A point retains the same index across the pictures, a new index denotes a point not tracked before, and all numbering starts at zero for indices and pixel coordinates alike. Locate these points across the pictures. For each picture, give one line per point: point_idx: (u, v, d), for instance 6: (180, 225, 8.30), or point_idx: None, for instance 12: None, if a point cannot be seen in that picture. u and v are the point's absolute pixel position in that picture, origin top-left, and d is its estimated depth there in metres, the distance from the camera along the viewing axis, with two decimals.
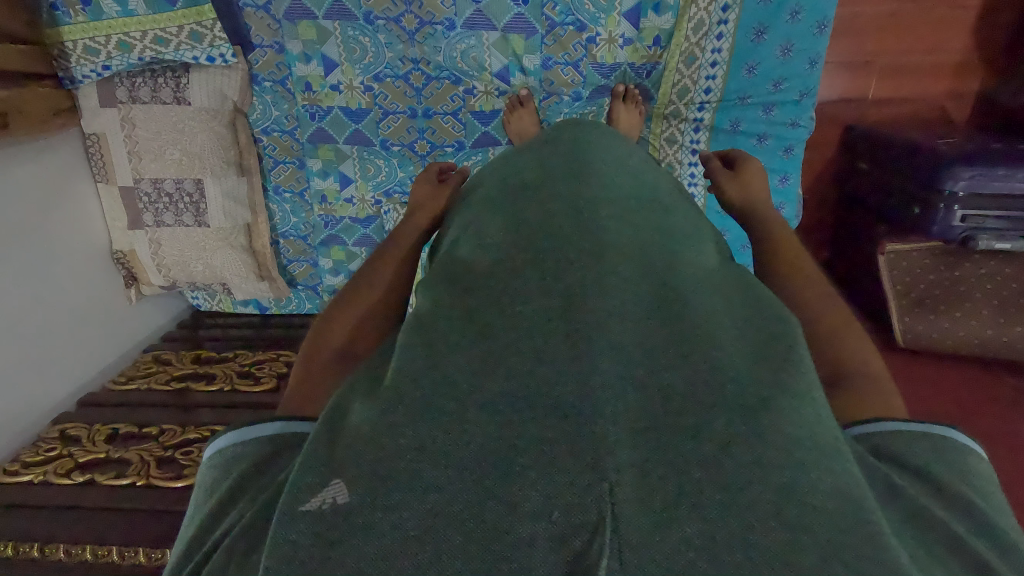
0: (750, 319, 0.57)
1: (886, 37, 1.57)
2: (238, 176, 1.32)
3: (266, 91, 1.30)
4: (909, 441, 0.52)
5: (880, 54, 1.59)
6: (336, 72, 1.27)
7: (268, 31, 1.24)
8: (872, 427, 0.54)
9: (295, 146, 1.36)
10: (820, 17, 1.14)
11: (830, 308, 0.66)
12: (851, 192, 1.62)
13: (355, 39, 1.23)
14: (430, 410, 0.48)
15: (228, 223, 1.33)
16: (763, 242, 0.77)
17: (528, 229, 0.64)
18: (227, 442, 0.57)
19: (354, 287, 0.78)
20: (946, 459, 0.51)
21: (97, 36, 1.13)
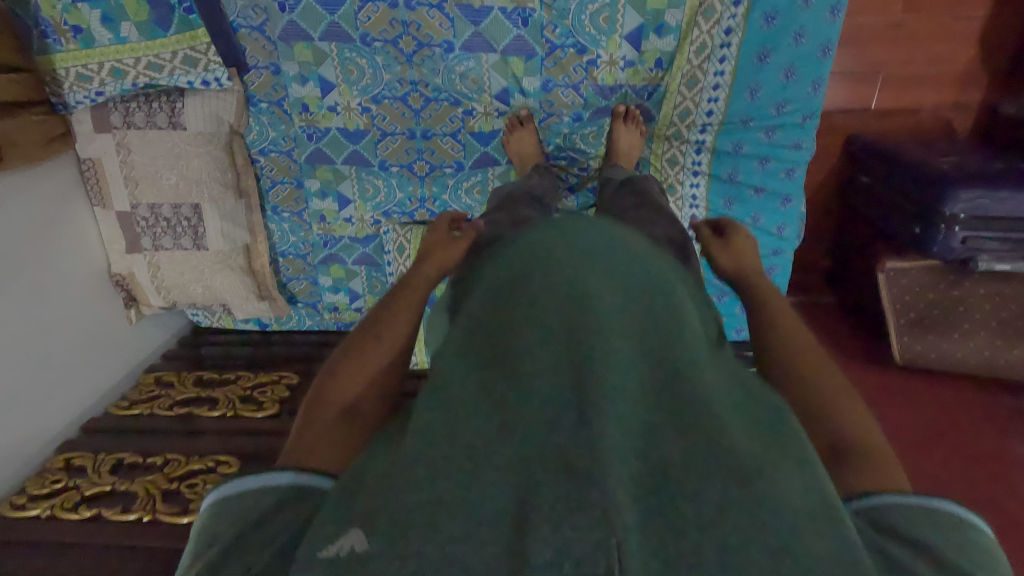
0: (748, 395, 0.58)
1: (890, 47, 1.55)
2: (235, 198, 1.31)
3: (262, 111, 1.28)
4: (905, 515, 0.53)
5: (884, 65, 1.57)
6: (333, 94, 1.25)
7: (263, 52, 1.22)
8: (870, 502, 0.55)
9: (293, 167, 1.35)
10: (824, 40, 1.13)
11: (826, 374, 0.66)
12: (853, 204, 1.61)
13: (351, 60, 1.21)
14: (435, 489, 0.48)
15: (227, 245, 1.33)
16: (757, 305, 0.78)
17: (530, 294, 0.62)
18: (230, 489, 0.57)
19: (361, 333, 0.78)
20: (942, 532, 0.51)
21: (89, 63, 1.10)
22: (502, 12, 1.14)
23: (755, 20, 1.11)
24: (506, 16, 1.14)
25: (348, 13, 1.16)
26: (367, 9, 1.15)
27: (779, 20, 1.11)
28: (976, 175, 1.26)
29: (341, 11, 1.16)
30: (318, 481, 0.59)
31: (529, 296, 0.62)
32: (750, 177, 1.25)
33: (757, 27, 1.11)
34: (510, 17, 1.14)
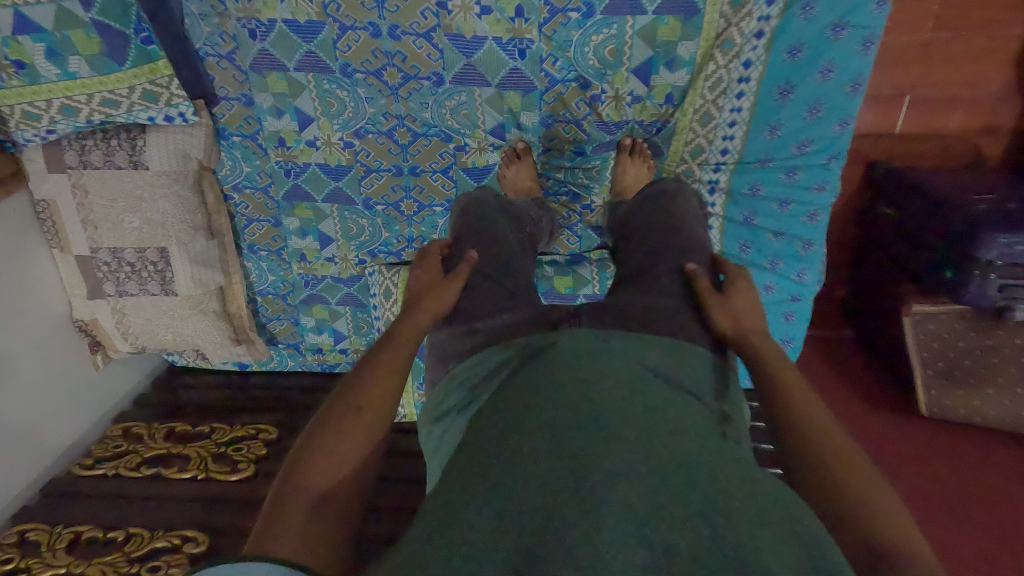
0: (777, 501, 0.49)
1: (917, 68, 1.43)
2: (206, 239, 1.20)
3: (235, 145, 1.18)
4: None
5: (910, 87, 1.45)
6: (312, 127, 1.14)
7: (234, 82, 1.11)
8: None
9: (270, 204, 1.24)
10: (854, 75, 1.00)
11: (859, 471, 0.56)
12: (875, 237, 1.50)
13: (332, 92, 1.11)
14: None
15: (198, 289, 1.22)
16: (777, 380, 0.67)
17: (525, 420, 0.57)
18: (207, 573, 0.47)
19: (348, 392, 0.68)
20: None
21: (36, 101, 0.96)
22: (496, 42, 1.03)
23: (777, 52, 1.00)
24: (501, 47, 1.03)
25: (326, 41, 1.05)
26: (347, 37, 1.04)
27: (805, 53, 0.99)
28: (1015, 217, 1.15)
29: (318, 39, 1.05)
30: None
31: (522, 427, 0.57)
32: (768, 221, 1.13)
33: (779, 60, 1.00)
34: (505, 48, 1.03)
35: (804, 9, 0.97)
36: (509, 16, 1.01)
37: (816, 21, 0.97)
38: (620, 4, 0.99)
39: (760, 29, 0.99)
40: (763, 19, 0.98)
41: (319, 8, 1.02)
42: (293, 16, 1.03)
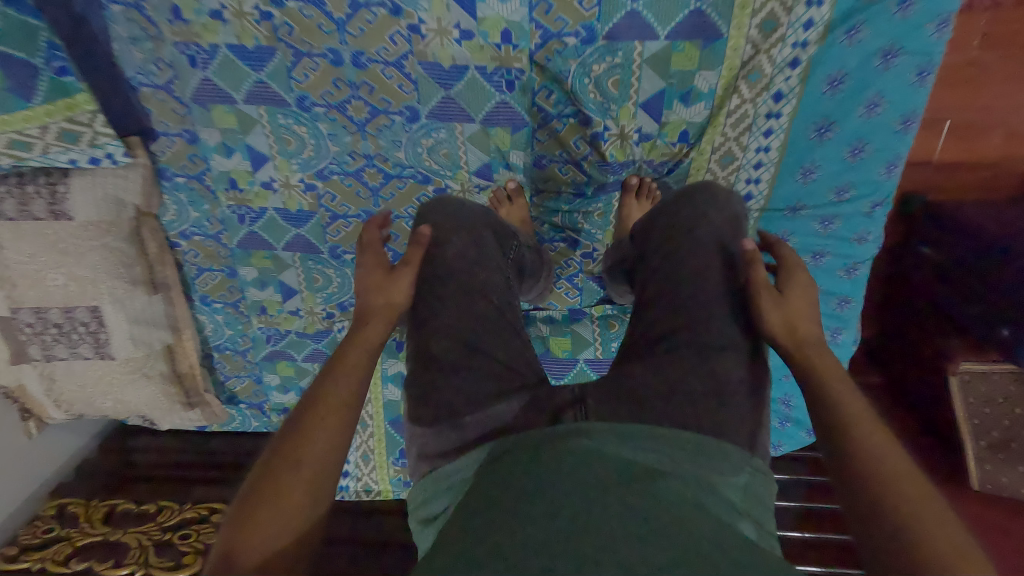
0: None
1: (959, 91, 1.27)
2: (147, 294, 1.04)
3: (179, 188, 1.02)
4: None
5: (950, 111, 1.29)
6: (267, 167, 0.98)
7: (174, 116, 0.95)
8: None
9: (223, 252, 1.08)
10: (906, 110, 0.84)
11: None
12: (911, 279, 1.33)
13: (287, 128, 0.94)
14: None
15: (140, 351, 1.06)
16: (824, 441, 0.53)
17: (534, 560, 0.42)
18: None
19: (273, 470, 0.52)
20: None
21: None
22: (480, 72, 0.87)
23: (815, 84, 0.84)
24: (485, 77, 0.88)
25: (278, 69, 0.89)
26: (303, 65, 0.88)
27: (848, 84, 0.83)
28: None
29: (269, 68, 0.89)
30: None
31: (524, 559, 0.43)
32: None
33: (817, 93, 0.84)
34: (490, 78, 0.88)
35: (848, 33, 0.80)
36: (495, 43, 0.85)
37: (862, 47, 0.81)
38: (625, 28, 0.83)
39: (794, 58, 0.83)
40: (799, 45, 0.82)
41: (269, 31, 0.86)
42: (238, 41, 0.87)
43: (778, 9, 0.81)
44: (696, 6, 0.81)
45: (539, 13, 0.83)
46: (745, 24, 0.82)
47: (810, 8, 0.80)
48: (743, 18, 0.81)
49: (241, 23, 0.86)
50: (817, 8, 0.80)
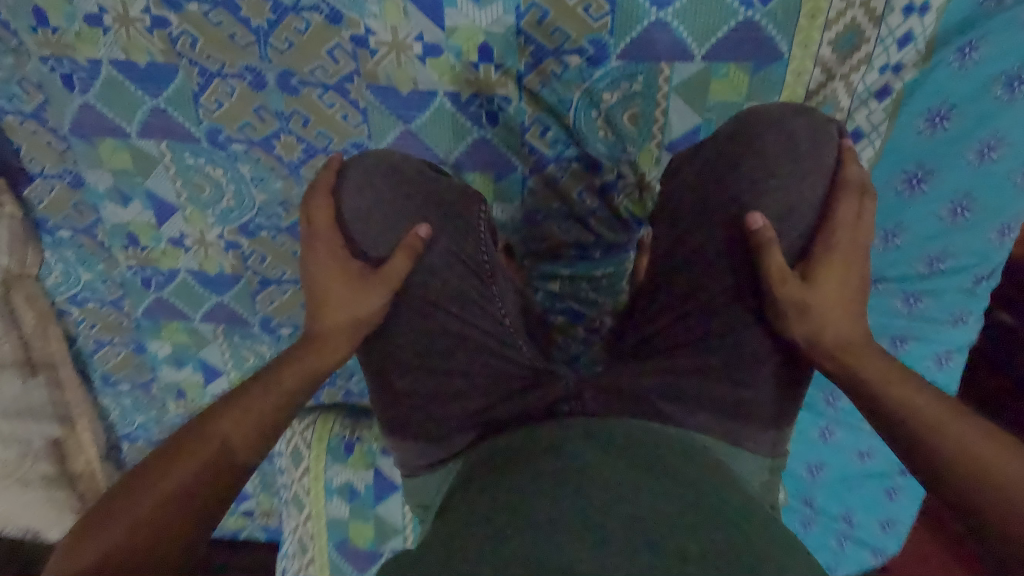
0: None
1: None
2: (21, 379, 0.81)
3: (63, 243, 0.78)
4: None
5: None
6: (175, 220, 0.75)
7: (51, 153, 0.72)
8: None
9: (125, 323, 0.84)
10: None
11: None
12: None
13: (197, 169, 0.71)
14: None
15: (11, 451, 0.84)
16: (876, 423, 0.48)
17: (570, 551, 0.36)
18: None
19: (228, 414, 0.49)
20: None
21: None
22: (450, 100, 0.66)
23: (907, 119, 0.61)
24: (458, 107, 0.66)
25: (181, 93, 0.67)
26: (214, 89, 0.66)
27: (956, 120, 0.60)
28: None
29: (169, 91, 0.67)
30: None
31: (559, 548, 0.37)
32: None
33: (909, 130, 0.62)
34: (465, 109, 0.66)
35: (961, 52, 0.59)
36: (470, 62, 0.63)
37: (979, 70, 0.59)
38: (645, 44, 0.62)
39: (883, 86, 0.62)
40: (893, 69, 0.61)
41: (165, 43, 0.64)
42: (126, 56, 0.65)
43: (862, 16, 0.60)
44: (747, 14, 0.60)
45: (528, 23, 0.61)
46: (815, 35, 0.60)
47: (910, 16, 0.59)
48: (812, 30, 0.60)
49: (128, 32, 0.64)
50: (921, 16, 0.59)
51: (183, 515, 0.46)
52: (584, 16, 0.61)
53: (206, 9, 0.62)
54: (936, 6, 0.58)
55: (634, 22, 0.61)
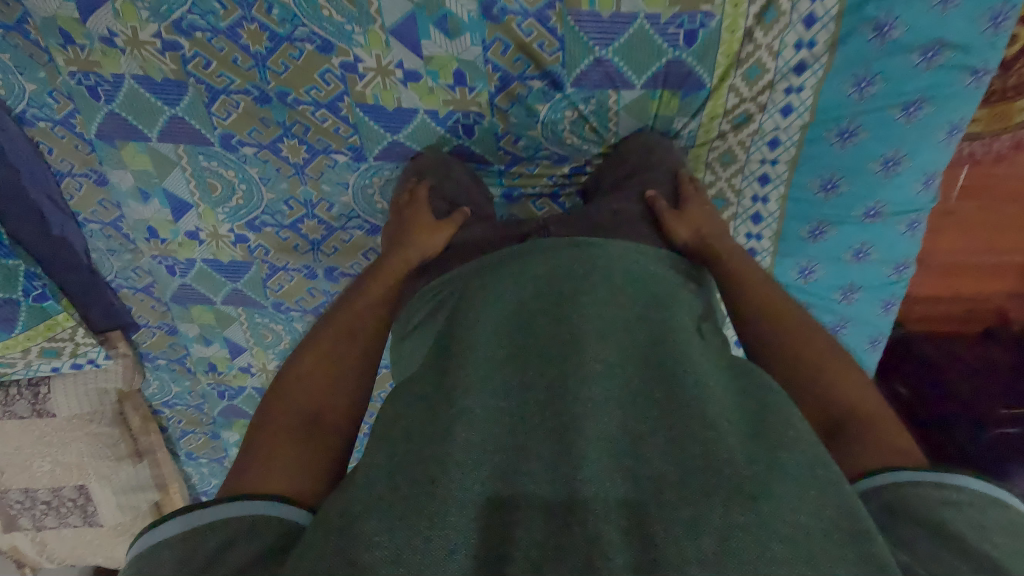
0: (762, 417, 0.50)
1: (968, 239, 1.20)
2: (133, 465, 1.07)
3: (161, 367, 1.04)
4: (921, 494, 0.45)
5: (956, 256, 1.22)
6: (244, 355, 1.01)
7: (154, 312, 0.97)
8: (878, 482, 0.47)
9: (204, 418, 1.11)
10: (871, 333, 0.87)
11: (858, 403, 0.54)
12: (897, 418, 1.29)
13: (264, 324, 0.97)
14: None
15: (126, 516, 1.10)
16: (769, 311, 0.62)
17: (543, 464, 0.47)
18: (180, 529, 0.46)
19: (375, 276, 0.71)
20: (962, 514, 0.43)
21: None
22: (505, 191, 0.86)
23: (784, 270, 0.83)
24: (505, 194, 0.86)
25: (253, 280, 0.91)
26: (278, 277, 0.91)
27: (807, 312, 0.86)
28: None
29: (244, 277, 0.91)
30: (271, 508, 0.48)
31: (536, 447, 0.48)
32: None
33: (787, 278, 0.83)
34: (511, 195, 0.86)
35: (813, 232, 0.79)
36: (500, 168, 0.84)
37: (828, 244, 0.80)
38: (588, 79, 0.73)
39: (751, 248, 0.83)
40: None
41: (244, 251, 0.89)
42: (214, 256, 0.90)
43: (727, 189, 0.80)
44: (675, 54, 0.70)
45: (508, 180, 0.85)
46: (701, 155, 0.79)
47: (756, 204, 0.79)
48: (711, 125, 0.76)
49: (217, 243, 0.88)
50: (758, 241, 0.82)
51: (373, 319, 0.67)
52: (548, 182, 0.85)
53: (277, 230, 0.87)
54: (768, 236, 0.81)
55: (575, 193, 0.87)
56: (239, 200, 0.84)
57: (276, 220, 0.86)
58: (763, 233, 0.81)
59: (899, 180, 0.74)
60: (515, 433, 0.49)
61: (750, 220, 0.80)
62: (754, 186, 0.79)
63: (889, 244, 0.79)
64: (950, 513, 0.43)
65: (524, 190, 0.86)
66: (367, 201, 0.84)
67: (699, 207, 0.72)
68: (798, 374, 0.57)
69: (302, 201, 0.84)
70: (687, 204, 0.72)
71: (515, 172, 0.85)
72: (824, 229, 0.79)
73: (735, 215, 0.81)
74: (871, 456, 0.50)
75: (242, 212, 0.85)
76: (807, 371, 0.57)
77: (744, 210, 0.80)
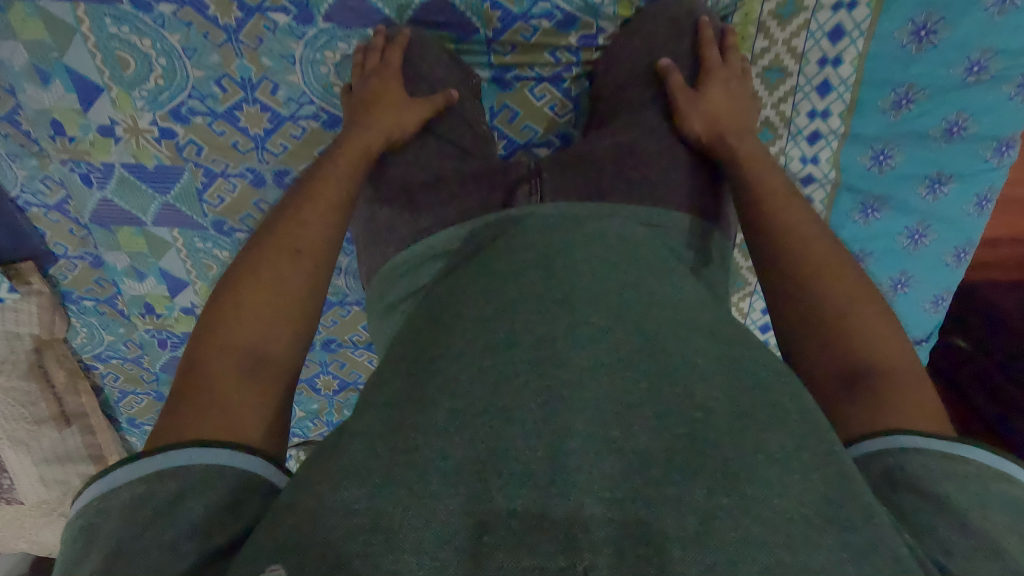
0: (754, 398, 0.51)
1: None
2: (57, 430, 0.90)
3: (88, 311, 0.87)
4: (928, 466, 0.47)
5: None
6: (186, 292, 0.83)
7: (73, 238, 0.80)
8: (875, 445, 0.50)
9: (146, 376, 0.94)
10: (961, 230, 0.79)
11: (891, 361, 0.54)
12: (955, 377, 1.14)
13: (205, 251, 0.79)
14: None
15: (53, 493, 0.93)
16: (797, 248, 0.60)
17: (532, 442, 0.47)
18: (146, 476, 0.45)
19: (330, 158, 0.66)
20: (966, 488, 0.45)
21: None
22: (499, 72, 0.76)
23: (855, 151, 0.76)
24: (496, 74, 0.76)
25: (186, 191, 0.74)
26: (217, 186, 0.73)
27: (885, 212, 0.78)
28: None
29: (175, 189, 0.74)
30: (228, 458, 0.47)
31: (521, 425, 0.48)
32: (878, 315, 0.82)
33: (860, 160, 0.76)
34: (506, 80, 0.77)
35: (896, 99, 0.73)
36: (490, 35, 0.74)
37: (914, 112, 0.73)
38: None
39: (815, 128, 0.76)
40: (811, 161, 0.77)
41: (172, 151, 0.71)
42: (136, 159, 0.72)
43: (786, 56, 0.73)
44: None
45: (499, 60, 0.75)
46: (755, 6, 0.72)
47: (824, 68, 0.73)
48: None
49: (137, 140, 0.71)
50: (825, 119, 0.75)
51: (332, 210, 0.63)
52: (549, 61, 0.76)
53: (210, 121, 0.70)
54: (841, 108, 0.74)
55: (584, 75, 0.77)
56: (159, 79, 0.67)
57: (207, 106, 0.68)
58: (832, 109, 0.74)
59: (1000, 26, 0.68)
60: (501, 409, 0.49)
61: (816, 93, 0.74)
62: (822, 46, 0.72)
63: (990, 114, 0.72)
64: (956, 495, 0.44)
65: (520, 73, 0.76)
66: (321, 83, 0.69)
67: (720, 98, 0.67)
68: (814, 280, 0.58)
69: (239, 80, 0.67)
70: (706, 86, 0.68)
71: (507, 45, 0.75)
72: (913, 96, 0.72)
73: (797, 87, 0.74)
74: (882, 422, 0.51)
75: (164, 96, 0.68)
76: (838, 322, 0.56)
77: (807, 82, 0.74)
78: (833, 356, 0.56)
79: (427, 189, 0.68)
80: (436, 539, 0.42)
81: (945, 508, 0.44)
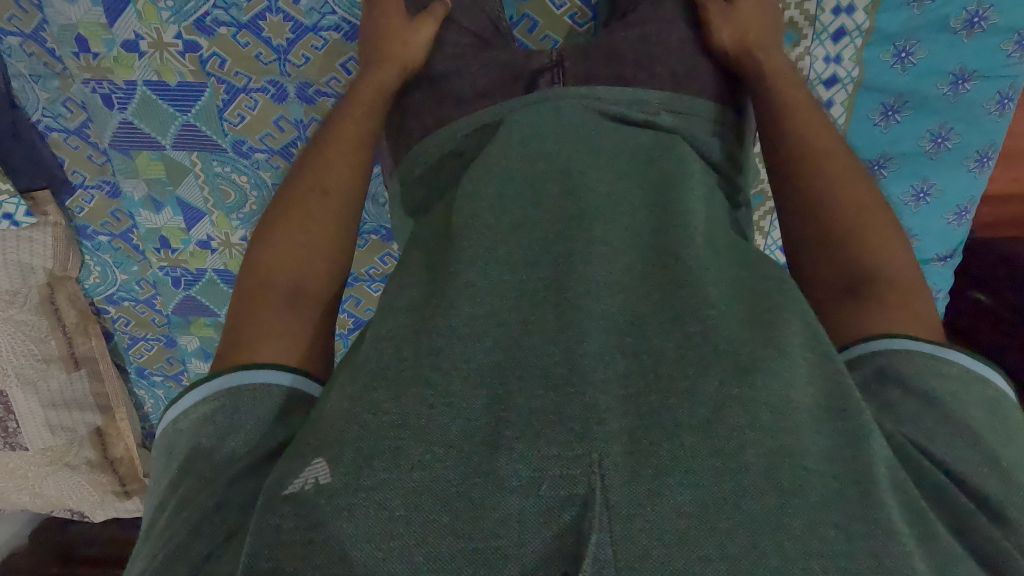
0: (761, 279, 0.51)
1: None
2: (65, 371, 0.95)
3: (103, 247, 0.94)
4: (915, 363, 0.48)
5: None
6: (203, 223, 0.91)
7: (92, 166, 0.87)
8: (866, 348, 0.50)
9: (159, 319, 1.00)
10: (984, 128, 0.84)
11: (888, 246, 0.56)
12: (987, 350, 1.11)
13: (223, 176, 0.87)
14: (485, 522, 0.39)
15: (60, 439, 0.97)
16: (804, 150, 0.63)
17: (547, 333, 0.45)
18: (201, 400, 0.48)
19: (358, 94, 0.70)
20: (946, 383, 0.46)
21: None
22: None
23: (880, 48, 0.80)
24: None
25: (207, 109, 0.83)
26: (239, 102, 0.82)
27: (905, 113, 0.84)
28: None
29: (196, 108, 0.83)
30: (271, 377, 0.50)
31: (542, 320, 0.46)
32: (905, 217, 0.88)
33: (886, 57, 0.81)
34: None
35: None
36: None
37: (935, 6, 0.78)
38: None
39: (839, 26, 0.80)
40: (834, 60, 0.82)
41: (195, 63, 0.80)
42: (158, 76, 0.81)
43: None
44: None
45: None
46: None
47: None
48: None
49: (161, 55, 0.80)
50: (849, 15, 0.79)
51: (360, 140, 0.67)
52: None
53: (234, 33, 0.78)
54: (863, 4, 0.78)
55: None
56: None
57: (230, 15, 0.77)
58: (856, 4, 0.78)
59: None
60: (521, 305, 0.47)
61: None
62: None
63: (1011, 4, 0.77)
64: (939, 389, 0.46)
65: None
66: None
67: (748, 15, 0.71)
68: (818, 169, 0.61)
69: None
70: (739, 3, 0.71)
71: None
72: None
73: None
74: (880, 312, 0.52)
75: (188, 7, 0.77)
76: (843, 225, 0.58)
77: None
78: (842, 257, 0.57)
79: (443, 92, 0.70)
80: (451, 418, 0.42)
81: (931, 403, 0.46)
